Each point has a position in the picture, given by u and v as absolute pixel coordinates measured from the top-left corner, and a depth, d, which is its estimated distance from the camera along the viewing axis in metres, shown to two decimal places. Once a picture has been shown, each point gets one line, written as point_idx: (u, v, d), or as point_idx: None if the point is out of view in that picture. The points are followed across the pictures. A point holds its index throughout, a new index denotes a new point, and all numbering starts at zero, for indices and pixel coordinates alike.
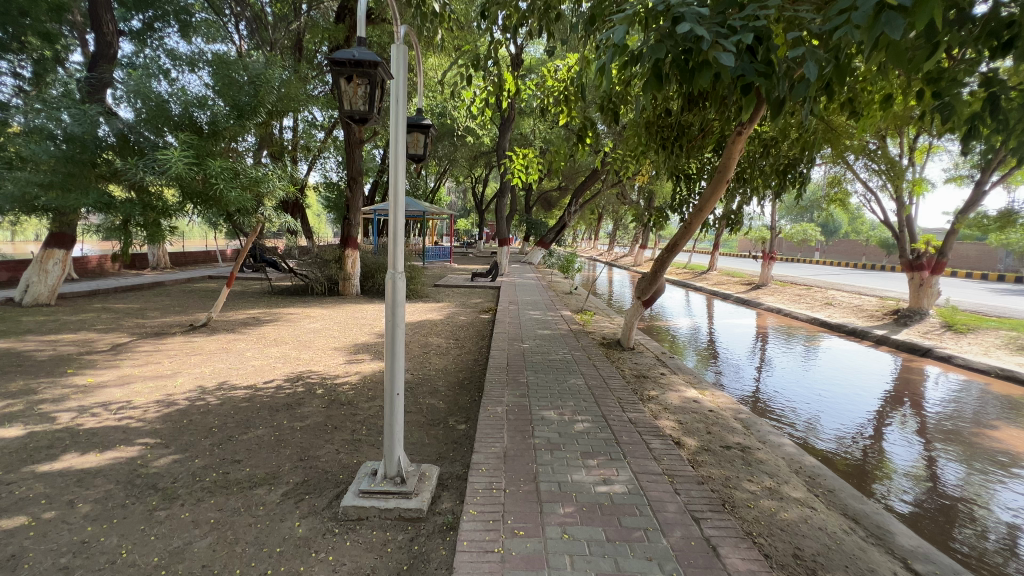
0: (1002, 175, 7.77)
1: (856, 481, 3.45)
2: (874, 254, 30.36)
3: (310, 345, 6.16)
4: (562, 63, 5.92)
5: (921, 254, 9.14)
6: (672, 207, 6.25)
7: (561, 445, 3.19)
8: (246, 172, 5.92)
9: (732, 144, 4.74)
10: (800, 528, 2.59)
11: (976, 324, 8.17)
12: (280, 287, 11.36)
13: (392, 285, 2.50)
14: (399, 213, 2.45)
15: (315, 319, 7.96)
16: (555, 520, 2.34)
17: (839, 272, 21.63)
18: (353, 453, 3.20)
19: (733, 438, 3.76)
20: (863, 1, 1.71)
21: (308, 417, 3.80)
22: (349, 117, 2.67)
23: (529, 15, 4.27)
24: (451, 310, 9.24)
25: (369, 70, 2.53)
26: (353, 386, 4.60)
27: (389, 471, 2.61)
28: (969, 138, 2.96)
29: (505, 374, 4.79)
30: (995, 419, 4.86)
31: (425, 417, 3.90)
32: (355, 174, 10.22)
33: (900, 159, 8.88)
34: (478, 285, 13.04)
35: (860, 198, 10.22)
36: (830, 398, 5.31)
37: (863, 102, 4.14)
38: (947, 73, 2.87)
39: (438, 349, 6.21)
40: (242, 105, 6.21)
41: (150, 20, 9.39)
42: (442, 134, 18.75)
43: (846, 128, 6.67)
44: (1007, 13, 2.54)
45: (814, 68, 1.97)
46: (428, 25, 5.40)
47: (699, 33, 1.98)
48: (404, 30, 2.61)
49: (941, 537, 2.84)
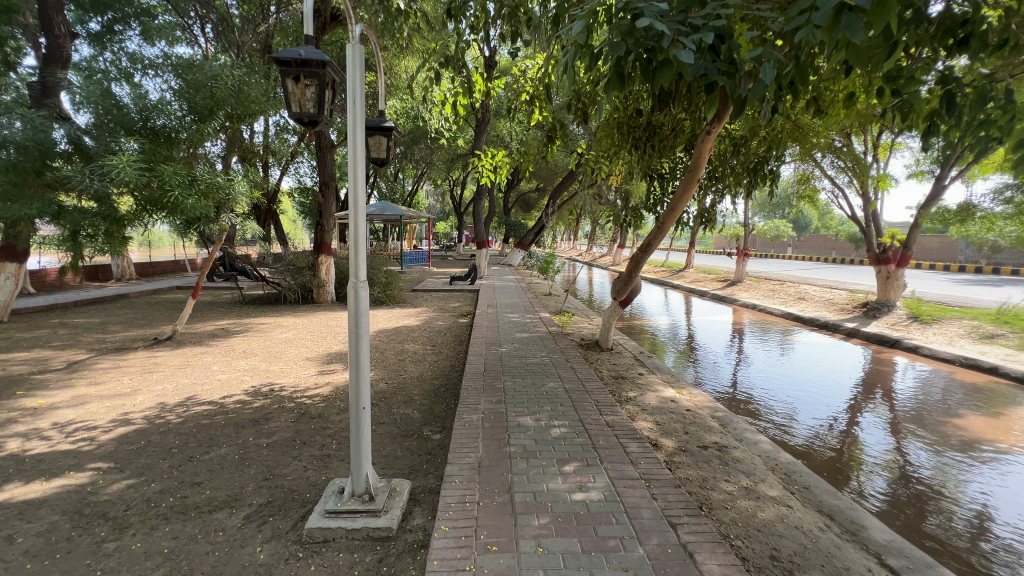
0: (961, 169, 8.04)
1: (830, 475, 3.44)
2: (845, 249, 31.41)
3: (281, 356, 5.96)
4: (531, 63, 5.86)
5: (887, 248, 9.38)
6: (647, 207, 6.26)
7: (538, 452, 3.13)
8: (205, 178, 5.74)
9: (701, 142, 4.73)
10: (777, 527, 2.58)
11: (940, 315, 8.46)
12: (252, 296, 11.04)
13: (355, 295, 2.40)
14: (360, 220, 2.36)
15: (287, 328, 7.71)
16: (529, 533, 2.27)
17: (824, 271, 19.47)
18: (321, 469, 3.08)
19: (710, 437, 3.76)
20: (823, 1, 1.67)
21: (275, 433, 3.64)
22: (299, 120, 2.56)
23: (498, 18, 4.19)
24: (429, 315, 9.07)
25: (317, 70, 2.44)
26: (325, 398, 4.43)
27: (356, 488, 2.51)
28: (929, 134, 3.00)
29: (482, 380, 4.70)
30: (961, 406, 5.00)
31: (398, 429, 3.78)
32: (327, 178, 10.00)
33: (865, 156, 9.10)
34: (456, 290, 12.85)
35: (829, 194, 10.47)
36: (805, 392, 5.36)
37: (827, 101, 4.20)
38: (905, 71, 2.95)
39: (415, 356, 6.07)
40: (199, 109, 6.05)
41: (109, 23, 8.93)
42: (417, 138, 18.65)
43: (813, 127, 6.80)
44: (961, 12, 2.60)
45: (772, 68, 1.94)
46: (395, 23, 5.24)
47: (658, 30, 1.93)
48: (360, 29, 2.46)
49: (913, 527, 2.85)
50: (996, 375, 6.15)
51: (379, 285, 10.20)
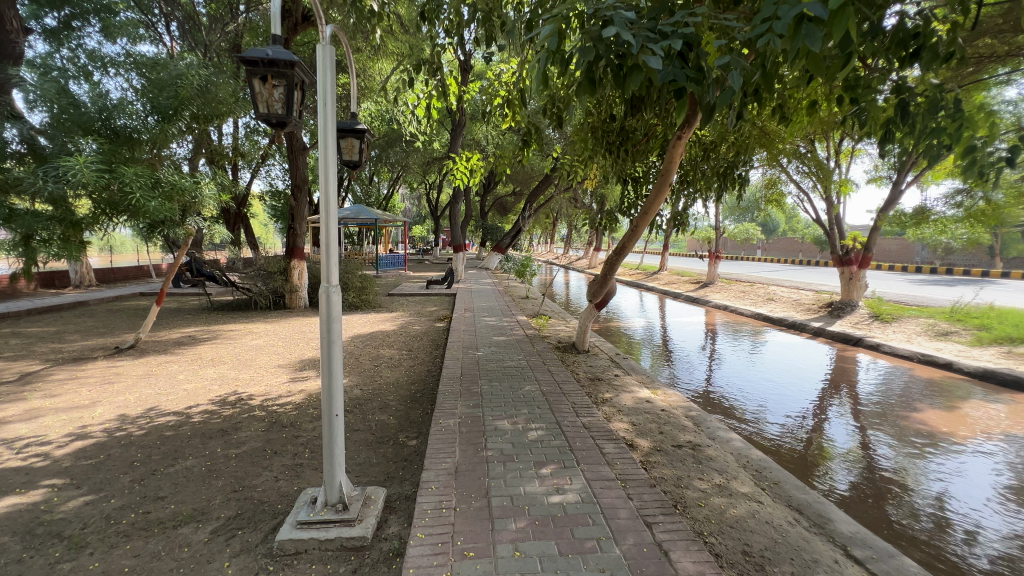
0: (916, 175, 8.44)
1: (798, 470, 3.55)
2: (810, 251, 32.65)
3: (251, 363, 5.79)
4: (505, 67, 5.87)
5: (850, 250, 9.75)
6: (621, 211, 6.36)
7: (515, 456, 3.12)
8: (169, 180, 5.57)
9: (672, 148, 4.83)
10: (749, 523, 2.64)
11: (899, 314, 8.85)
12: (220, 302, 10.70)
13: (327, 299, 2.35)
14: (332, 222, 2.31)
15: (257, 335, 7.50)
16: (507, 537, 2.26)
17: (784, 271, 21.25)
18: (293, 479, 3.00)
19: (684, 436, 3.82)
20: (783, 12, 1.74)
21: (245, 443, 3.53)
22: (267, 121, 2.50)
23: (472, 21, 4.18)
24: (405, 320, 8.96)
25: (285, 70, 2.39)
26: (297, 406, 4.32)
27: (330, 498, 2.46)
28: (886, 141, 3.16)
29: (459, 385, 4.67)
30: (919, 401, 5.24)
31: (374, 435, 3.72)
32: (299, 181, 9.79)
33: (828, 161, 9.45)
34: (433, 294, 12.74)
35: (795, 198, 10.82)
36: (774, 390, 5.52)
37: (791, 108, 4.35)
38: (863, 80, 3.09)
39: (390, 361, 5.99)
40: (163, 108, 5.87)
41: (67, 19, 8.41)
42: (392, 141, 18.46)
43: (778, 134, 7.04)
44: (913, 25, 2.74)
45: (739, 75, 2.00)
46: (367, 25, 5.18)
47: (626, 38, 1.98)
48: (331, 29, 2.42)
49: (876, 518, 2.96)
50: (950, 371, 6.47)
51: (353, 290, 10.02)
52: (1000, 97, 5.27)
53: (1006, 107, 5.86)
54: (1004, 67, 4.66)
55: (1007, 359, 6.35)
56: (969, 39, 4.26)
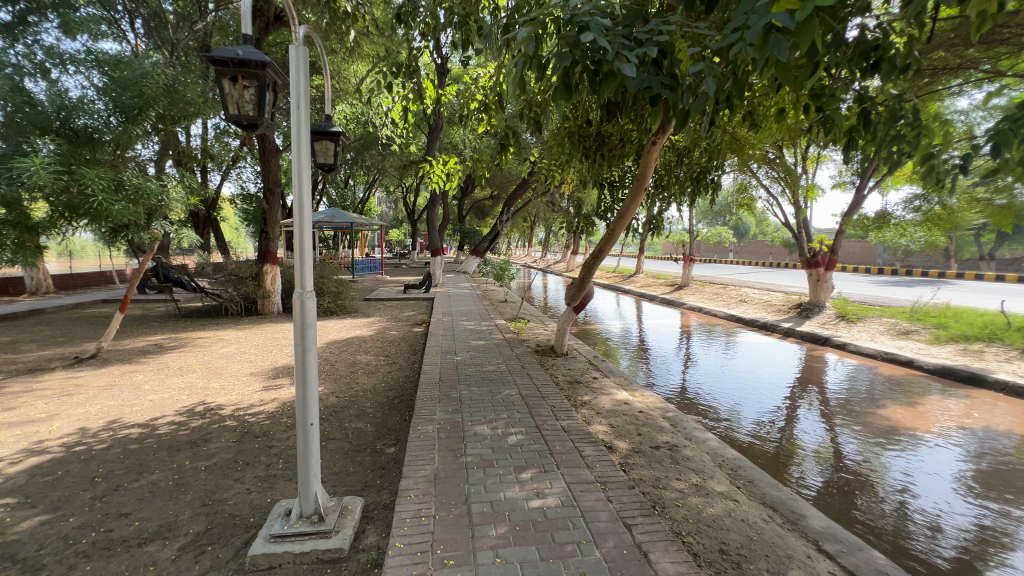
0: (877, 180, 8.80)
1: (771, 468, 3.64)
2: (780, 253, 33.67)
3: (221, 372, 5.61)
4: (483, 71, 5.88)
5: (817, 252, 10.09)
6: (598, 214, 6.44)
7: (495, 461, 3.11)
8: (133, 183, 5.37)
9: (648, 153, 4.91)
10: (725, 522, 2.68)
11: (864, 314, 9.20)
12: (189, 308, 10.34)
13: (301, 305, 2.30)
14: (305, 226, 2.26)
15: (228, 342, 7.27)
16: (487, 544, 2.24)
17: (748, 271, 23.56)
18: (266, 491, 2.91)
19: (662, 437, 3.87)
20: (753, 21, 1.78)
21: (215, 454, 3.41)
22: (237, 123, 2.45)
23: (448, 24, 4.16)
24: (382, 325, 8.83)
25: (256, 71, 2.33)
26: (270, 415, 4.20)
27: (305, 510, 2.40)
28: (850, 148, 3.29)
29: (438, 390, 4.62)
30: (883, 397, 5.45)
31: (351, 444, 3.65)
32: (272, 184, 9.58)
33: (796, 167, 9.77)
34: (411, 298, 12.62)
35: (765, 202, 11.14)
36: (747, 389, 5.66)
37: (762, 115, 4.47)
38: (828, 89, 3.22)
39: (367, 367, 5.89)
40: (128, 108, 5.67)
41: (22, 13, 7.62)
42: (367, 144, 18.23)
43: (749, 140, 7.24)
44: (874, 37, 2.86)
45: (712, 82, 2.04)
46: (342, 26, 5.10)
47: (602, 44, 2.00)
48: (304, 30, 2.37)
49: (844, 513, 3.05)
50: (912, 368, 6.75)
51: (329, 295, 9.83)
52: (953, 107, 5.56)
53: (959, 117, 6.18)
54: (956, 79, 4.92)
55: (963, 356, 6.67)
56: (924, 52, 4.48)
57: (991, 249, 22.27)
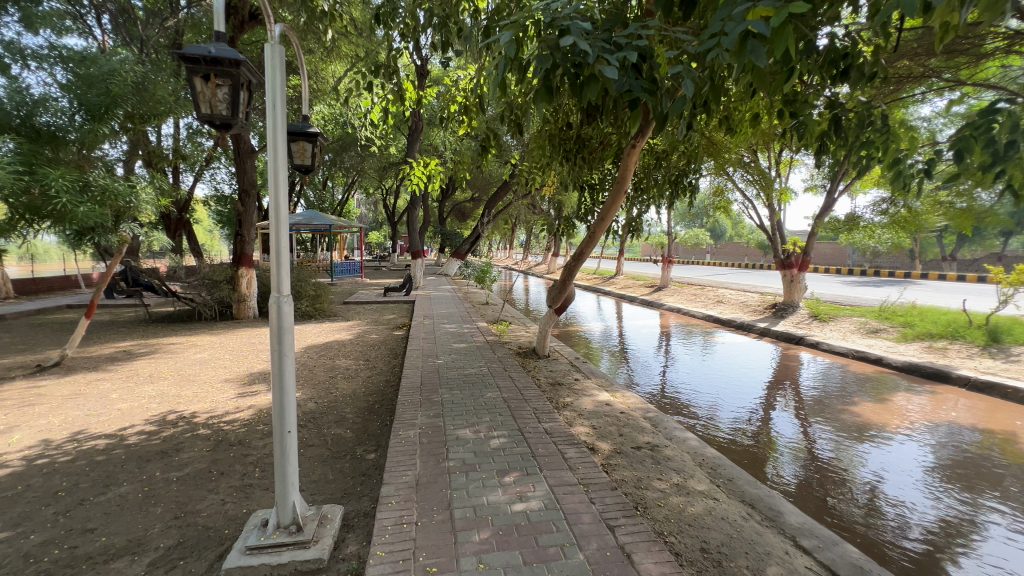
0: (847, 184, 9.09)
1: (749, 465, 3.71)
2: (755, 254, 34.49)
3: (194, 378, 5.44)
4: (463, 73, 5.86)
5: (790, 254, 10.35)
6: (578, 217, 6.49)
7: (477, 465, 3.08)
8: (99, 183, 5.16)
9: (627, 156, 4.96)
10: (705, 521, 2.72)
11: (835, 313, 9.47)
12: (160, 313, 10.02)
13: (277, 309, 2.24)
14: (282, 228, 2.21)
15: (201, 348, 7.06)
16: (470, 549, 2.22)
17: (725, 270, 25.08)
18: (242, 501, 2.83)
19: (643, 437, 3.91)
20: (730, 28, 1.81)
21: (187, 464, 3.30)
22: (209, 122, 2.38)
23: (429, 26, 4.13)
24: (362, 329, 8.71)
25: (230, 69, 2.27)
26: (246, 422, 4.09)
27: (282, 520, 2.34)
28: (822, 153, 3.39)
29: (419, 394, 4.57)
30: (854, 394, 5.62)
31: (330, 450, 3.58)
32: (247, 186, 9.37)
33: (770, 170, 10.01)
34: (391, 301, 12.48)
35: (740, 205, 11.39)
36: (724, 388, 5.77)
37: (737, 120, 4.56)
38: (801, 95, 3.31)
39: (347, 372, 5.79)
40: (94, 106, 5.47)
41: None
42: (346, 145, 17.98)
43: (725, 144, 7.38)
44: (844, 45, 2.96)
45: (691, 85, 2.06)
46: (319, 25, 5.01)
47: (583, 47, 2.01)
48: (280, 29, 2.32)
49: (819, 507, 3.13)
50: (881, 365, 6.97)
51: (307, 298, 9.66)
52: (917, 114, 5.78)
53: (923, 123, 6.43)
54: (920, 86, 5.13)
55: (928, 353, 6.93)
56: (890, 60, 4.65)
57: (952, 250, 23.26)
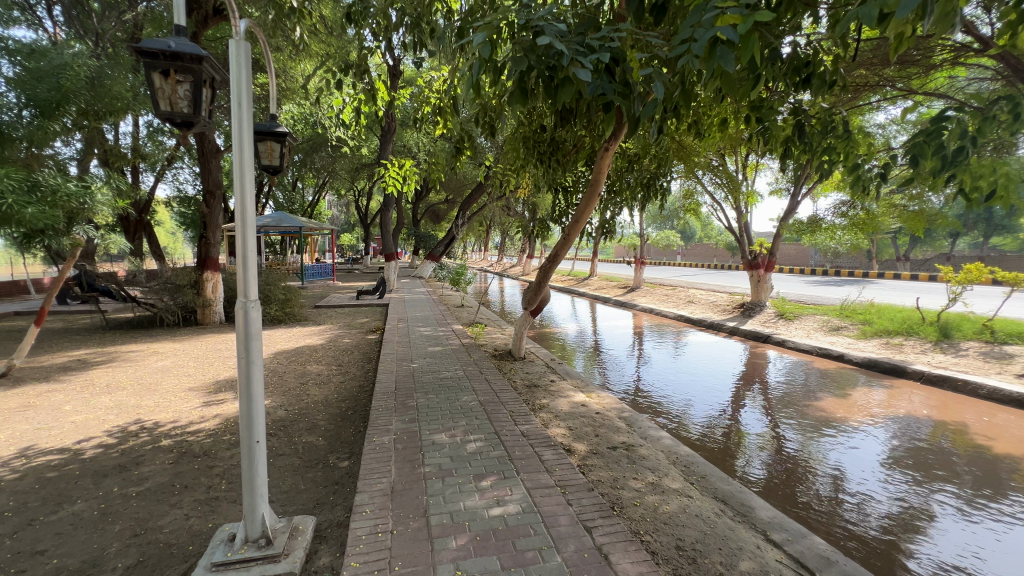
0: (809, 187, 9.44)
1: (720, 462, 3.79)
2: (725, 256, 35.47)
3: (156, 388, 5.21)
4: (437, 74, 5.81)
5: (757, 255, 10.68)
6: (553, 219, 6.53)
7: (454, 470, 3.05)
8: (49, 183, 4.89)
9: (601, 159, 5.01)
10: (680, 518, 2.76)
11: (800, 312, 9.82)
12: (118, 319, 9.55)
13: (244, 315, 2.16)
14: (249, 231, 2.13)
15: (163, 355, 6.76)
16: (447, 557, 2.19)
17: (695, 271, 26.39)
18: (207, 516, 2.72)
19: (618, 437, 3.95)
20: (699, 34, 1.84)
21: (148, 478, 3.15)
22: (169, 120, 2.27)
23: (401, 26, 4.07)
24: (334, 333, 8.51)
25: (191, 65, 2.18)
26: (212, 433, 3.93)
27: (250, 533, 2.25)
28: (787, 157, 3.51)
29: (393, 399, 4.50)
30: (818, 390, 5.83)
31: (301, 459, 3.48)
32: (212, 186, 9.03)
33: (737, 174, 10.30)
34: (364, 304, 12.25)
35: (709, 207, 11.68)
36: (696, 387, 5.89)
37: (706, 125, 4.67)
38: (767, 102, 3.42)
39: (318, 378, 5.65)
40: (43, 102, 5.20)
41: None
42: (316, 145, 17.59)
43: (695, 148, 7.56)
44: (807, 54, 3.06)
45: (662, 89, 2.09)
46: (288, 22, 4.87)
47: (557, 48, 2.01)
48: (244, 24, 2.23)
49: (787, 501, 3.23)
50: (843, 362, 7.25)
51: (276, 302, 9.38)
52: (872, 121, 6.06)
53: (878, 130, 6.75)
54: (875, 95, 5.37)
55: (886, 349, 7.25)
56: (848, 69, 4.85)
57: (906, 250, 24.45)
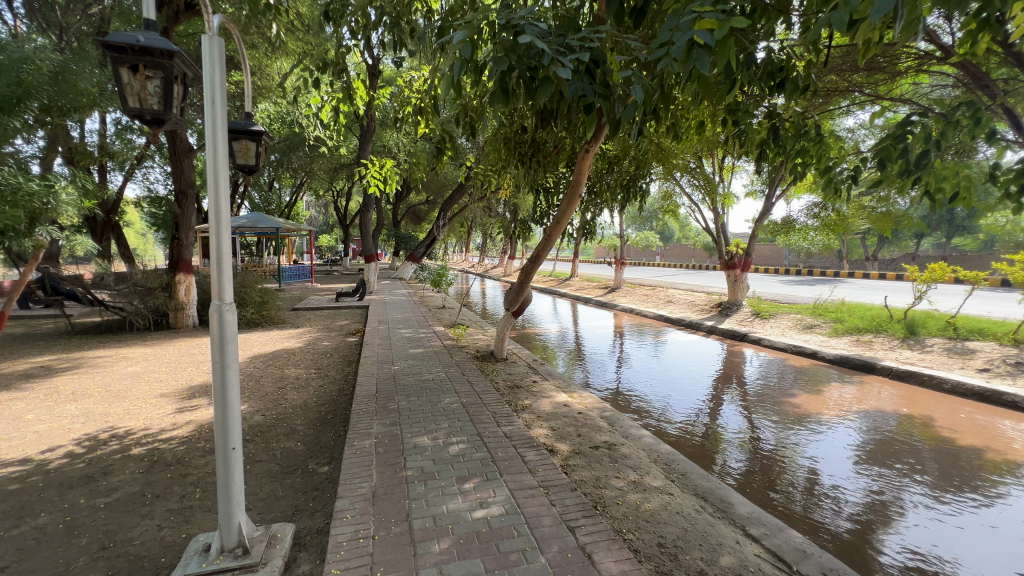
0: (783, 189, 9.68)
1: (700, 459, 3.85)
2: (703, 257, 36.13)
3: (125, 394, 5.02)
4: (417, 73, 5.76)
5: (734, 255, 10.90)
6: (534, 220, 6.55)
7: (436, 473, 3.02)
8: (8, 182, 4.68)
9: (581, 160, 5.04)
10: (662, 516, 2.79)
11: (775, 311, 10.06)
12: (84, 324, 9.19)
13: (219, 318, 2.10)
14: (223, 232, 2.07)
15: (133, 361, 6.54)
16: (430, 560, 2.17)
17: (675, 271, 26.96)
18: (180, 526, 2.63)
19: (600, 437, 3.97)
20: (677, 37, 1.86)
21: (118, 489, 3.04)
22: (137, 117, 2.20)
23: (380, 24, 4.03)
24: (312, 336, 8.36)
25: (161, 60, 2.12)
26: (185, 440, 3.81)
27: (226, 543, 2.19)
28: (762, 159, 3.59)
29: (374, 403, 4.44)
30: (793, 387, 5.97)
31: (279, 465, 3.40)
32: (184, 186, 8.73)
33: (714, 176, 10.50)
34: (343, 306, 12.07)
35: (688, 208, 11.87)
36: (676, 385, 5.96)
37: (684, 127, 4.75)
38: (742, 105, 3.50)
39: (297, 382, 5.53)
40: (2, 97, 5.00)
41: None
42: (293, 144, 17.27)
43: (673, 150, 7.68)
44: (781, 59, 3.14)
45: (641, 92, 2.11)
46: (263, 19, 4.76)
47: (538, 48, 2.01)
48: (218, 19, 2.17)
49: (764, 495, 3.30)
50: (816, 359, 7.45)
51: (252, 305, 9.16)
52: (841, 125, 6.25)
53: (847, 134, 6.97)
54: (845, 100, 5.54)
55: (856, 346, 7.48)
56: (819, 75, 4.99)
57: (874, 250, 25.29)
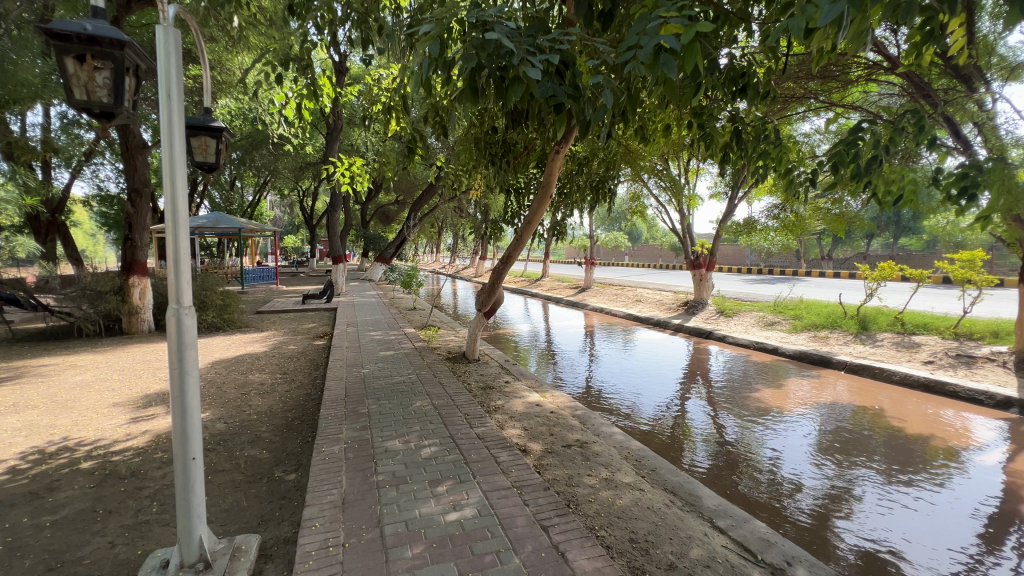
0: (745, 191, 10.01)
1: (669, 454, 3.94)
2: (669, 257, 37.04)
3: (73, 404, 4.73)
4: (385, 71, 5.67)
5: (699, 255, 11.20)
6: (505, 220, 6.55)
7: (408, 477, 2.98)
8: None
9: (552, 161, 5.07)
10: (633, 511, 2.84)
11: (738, 309, 10.40)
12: (27, 330, 8.61)
13: (176, 323, 2.00)
14: (180, 231, 1.98)
15: (82, 369, 6.17)
16: (403, 566, 2.13)
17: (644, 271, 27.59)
18: (136, 542, 2.50)
19: (572, 435, 4.01)
20: (645, 41, 1.89)
21: (66, 505, 2.86)
22: (85, 110, 2.08)
23: (347, 20, 3.94)
24: (278, 340, 8.10)
25: (111, 51, 2.00)
26: (141, 451, 3.62)
27: (186, 559, 2.09)
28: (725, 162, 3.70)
29: (343, 407, 4.34)
30: (756, 382, 6.19)
31: (243, 474, 3.27)
32: (138, 184, 8.33)
33: (680, 178, 10.76)
34: (310, 309, 11.75)
35: (655, 210, 12.13)
36: (645, 383, 6.07)
37: (651, 130, 4.85)
38: (707, 109, 3.61)
39: (261, 387, 5.35)
40: None
41: None
42: (256, 142, 16.71)
43: (640, 153, 7.83)
44: (743, 65, 3.25)
45: (611, 95, 2.14)
46: (222, 11, 4.58)
47: (506, 47, 2.00)
48: (174, 8, 2.07)
49: (730, 488, 3.40)
50: (777, 355, 7.75)
51: (212, 309, 8.80)
52: (799, 130, 6.53)
53: (804, 139, 7.28)
54: (801, 106, 5.79)
55: (814, 342, 7.82)
56: (778, 81, 5.18)
57: (829, 250, 26.52)
